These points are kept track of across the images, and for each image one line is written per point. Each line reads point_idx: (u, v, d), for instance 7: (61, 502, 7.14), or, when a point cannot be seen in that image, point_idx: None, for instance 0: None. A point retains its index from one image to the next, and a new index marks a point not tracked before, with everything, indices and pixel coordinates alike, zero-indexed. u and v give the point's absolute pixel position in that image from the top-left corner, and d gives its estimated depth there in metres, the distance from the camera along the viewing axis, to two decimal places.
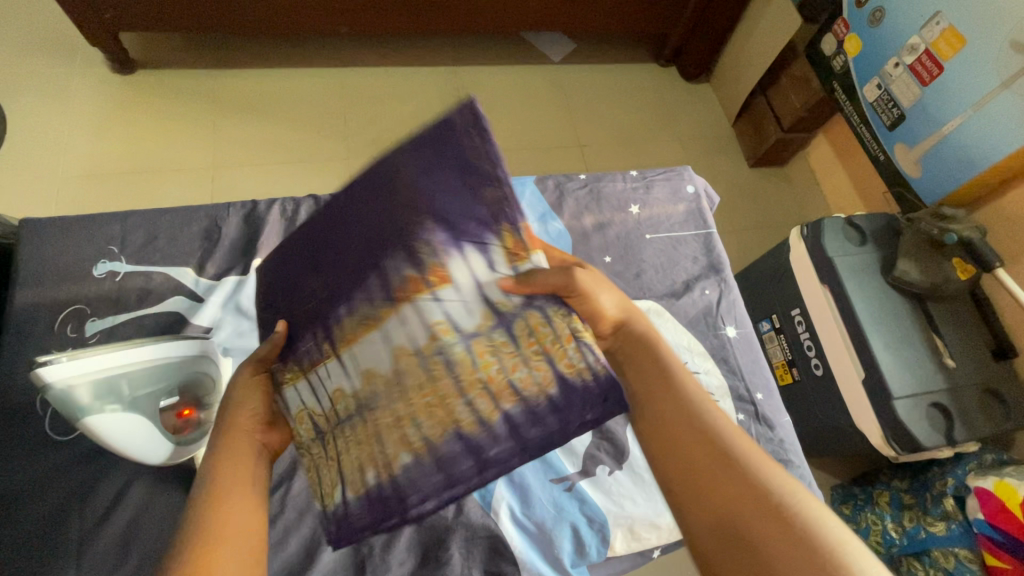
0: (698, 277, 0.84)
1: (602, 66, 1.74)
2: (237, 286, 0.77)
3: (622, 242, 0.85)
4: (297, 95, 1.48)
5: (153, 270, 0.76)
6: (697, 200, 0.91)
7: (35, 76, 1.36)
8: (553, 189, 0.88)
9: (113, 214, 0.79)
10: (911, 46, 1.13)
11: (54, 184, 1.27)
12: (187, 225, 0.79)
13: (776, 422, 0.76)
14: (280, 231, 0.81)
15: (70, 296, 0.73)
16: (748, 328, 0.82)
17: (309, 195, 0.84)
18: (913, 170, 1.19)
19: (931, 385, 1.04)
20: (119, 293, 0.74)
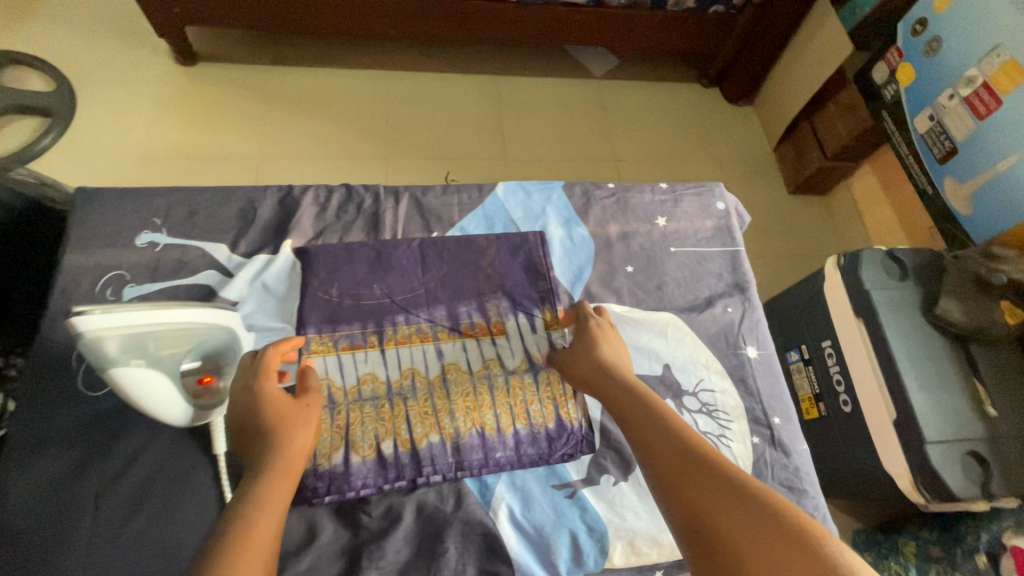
0: (720, 294, 0.83)
1: (644, 83, 1.74)
2: (263, 263, 0.79)
3: (645, 253, 0.84)
4: (345, 94, 1.54)
5: (191, 244, 0.79)
6: (727, 217, 0.89)
7: (105, 63, 1.46)
8: (581, 196, 0.88)
9: (163, 189, 0.82)
10: (968, 78, 1.09)
11: (111, 164, 1.35)
12: (226, 203, 0.82)
13: (793, 448, 0.74)
14: (316, 216, 0.84)
15: (117, 261, 0.76)
16: (770, 350, 0.80)
17: (343, 184, 0.87)
18: (963, 206, 1.15)
19: (968, 432, 0.99)
20: (158, 262, 0.77)
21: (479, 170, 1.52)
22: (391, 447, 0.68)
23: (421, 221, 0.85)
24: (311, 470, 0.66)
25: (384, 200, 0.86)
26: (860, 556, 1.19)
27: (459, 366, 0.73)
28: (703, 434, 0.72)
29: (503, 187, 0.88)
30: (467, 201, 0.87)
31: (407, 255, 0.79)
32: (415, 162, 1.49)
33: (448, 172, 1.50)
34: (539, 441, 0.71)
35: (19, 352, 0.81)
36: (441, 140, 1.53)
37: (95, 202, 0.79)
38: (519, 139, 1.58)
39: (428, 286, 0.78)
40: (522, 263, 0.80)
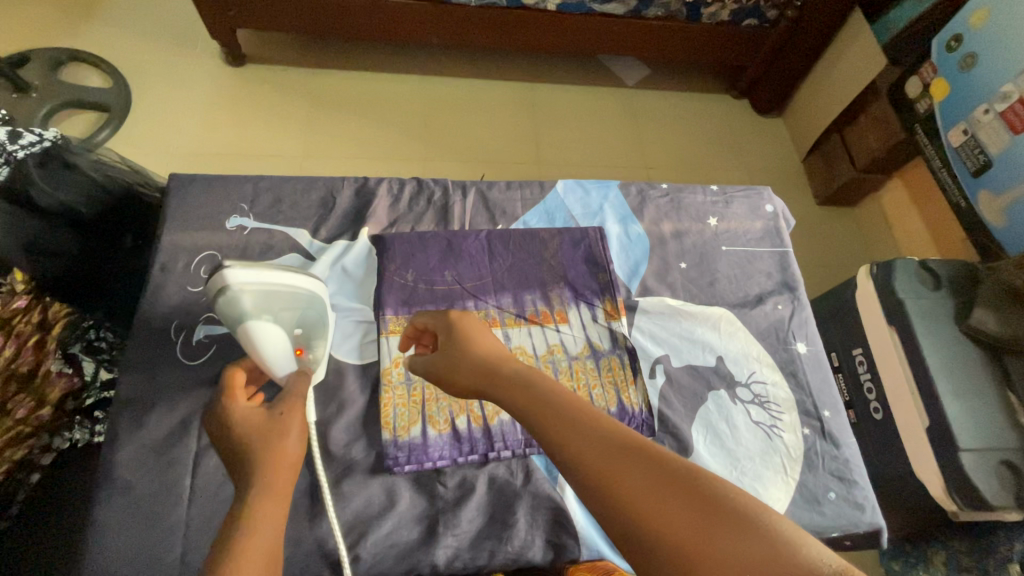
0: (771, 292, 0.85)
1: (676, 93, 1.77)
2: (342, 249, 0.82)
3: (698, 251, 0.87)
4: (387, 97, 1.59)
5: (275, 229, 0.83)
6: (776, 219, 0.92)
7: (160, 63, 1.52)
8: (636, 195, 0.91)
9: (249, 177, 0.86)
10: (1004, 94, 1.11)
11: (164, 157, 1.41)
12: (308, 191, 0.86)
13: (842, 440, 0.75)
14: (390, 206, 0.87)
15: (209, 242, 0.80)
16: (818, 347, 0.82)
17: (413, 177, 0.90)
18: (996, 218, 1.16)
19: (1001, 440, 0.99)
20: (247, 244, 0.81)
21: (514, 174, 1.56)
22: (465, 423, 0.72)
23: (486, 215, 0.88)
24: (390, 441, 0.70)
25: (453, 193, 0.89)
26: (890, 565, 1.21)
27: (525, 350, 0.75)
28: (756, 423, 0.74)
29: (563, 184, 0.91)
30: (529, 197, 0.90)
31: (476, 245, 0.83)
32: (451, 164, 1.53)
33: (484, 175, 1.54)
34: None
35: (94, 328, 0.88)
36: (475, 144, 1.57)
37: (186, 188, 0.83)
38: (553, 145, 1.62)
39: (495, 274, 0.81)
40: (583, 256, 0.83)
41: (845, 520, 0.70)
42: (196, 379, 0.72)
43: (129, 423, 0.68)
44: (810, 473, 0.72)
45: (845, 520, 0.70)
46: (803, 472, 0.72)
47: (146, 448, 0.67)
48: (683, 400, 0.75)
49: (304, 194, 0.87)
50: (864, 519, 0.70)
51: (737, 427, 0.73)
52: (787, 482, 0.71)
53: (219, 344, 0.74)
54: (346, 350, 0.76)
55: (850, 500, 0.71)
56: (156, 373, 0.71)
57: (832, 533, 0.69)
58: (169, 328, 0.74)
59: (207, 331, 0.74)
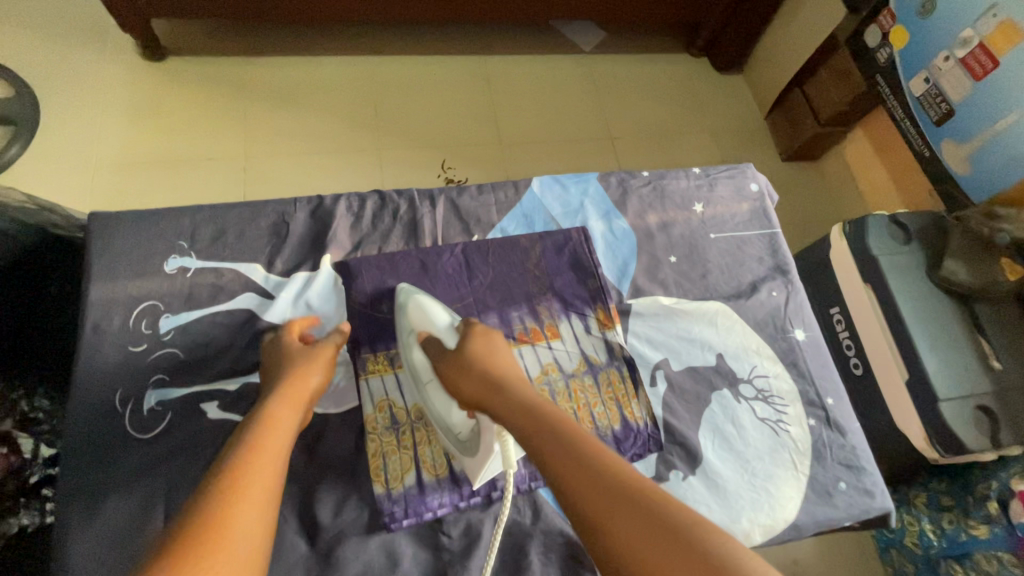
0: (764, 279, 0.84)
1: (634, 55, 1.71)
2: (304, 283, 0.76)
3: (687, 241, 0.84)
4: (329, 83, 1.47)
5: (223, 266, 0.75)
6: (761, 198, 0.90)
7: (65, 63, 1.35)
8: (617, 186, 0.86)
9: (186, 208, 0.77)
10: (963, 39, 1.10)
11: (86, 172, 1.27)
12: (256, 220, 0.78)
13: (848, 426, 0.76)
14: (352, 226, 0.80)
15: (146, 291, 0.72)
16: (816, 332, 0.82)
17: (375, 191, 0.83)
18: (960, 166, 1.17)
19: (975, 386, 1.03)
20: (190, 288, 0.73)
21: (475, 157, 1.48)
22: (463, 462, 0.69)
23: (460, 225, 0.83)
24: (385, 494, 0.66)
25: (420, 204, 0.83)
26: None
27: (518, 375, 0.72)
28: (762, 421, 0.74)
29: (539, 182, 0.86)
30: (504, 199, 0.85)
31: (453, 262, 0.77)
32: (409, 152, 1.44)
33: (445, 160, 1.46)
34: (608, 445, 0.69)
35: (28, 398, 0.73)
36: (432, 127, 1.48)
37: (112, 229, 0.73)
38: (512, 121, 1.54)
39: (477, 293, 0.76)
40: (569, 263, 0.79)
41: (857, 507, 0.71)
42: (154, 453, 0.65)
43: (85, 508, 0.61)
44: (819, 465, 0.73)
45: (856, 508, 0.71)
46: (812, 465, 0.72)
47: (108, 533, 0.60)
48: (686, 405, 0.74)
49: (252, 222, 0.79)
50: (875, 504, 0.71)
51: (743, 426, 0.74)
52: (798, 477, 0.71)
53: (174, 411, 0.68)
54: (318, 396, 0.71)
55: (860, 487, 0.72)
56: (113, 443, 0.65)
57: (845, 522, 0.71)
58: (113, 399, 0.67)
59: (159, 397, 0.68)
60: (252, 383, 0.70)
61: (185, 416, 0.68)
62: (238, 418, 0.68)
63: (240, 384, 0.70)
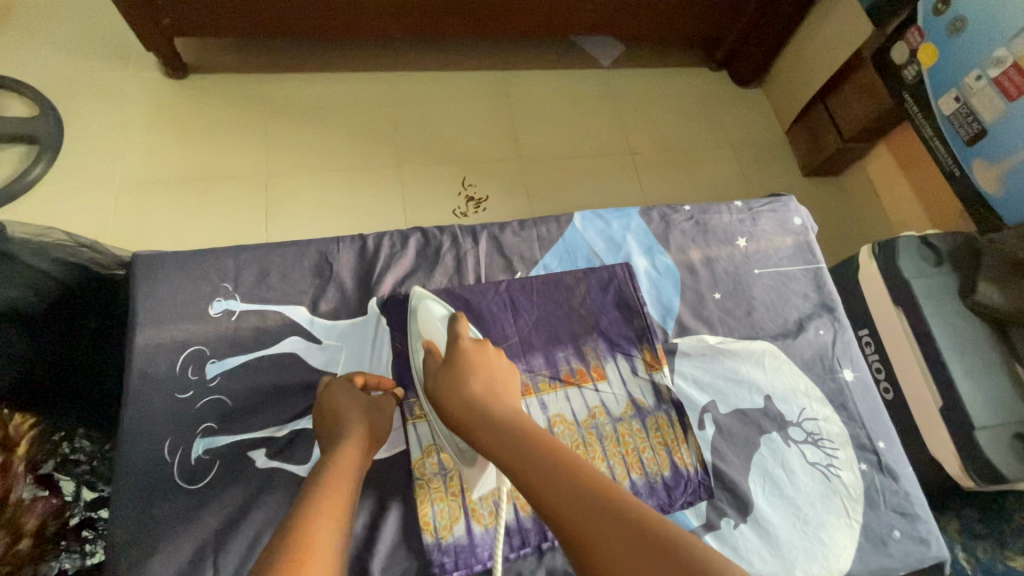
0: (810, 316, 0.85)
1: (652, 70, 1.70)
2: (351, 327, 0.77)
3: (730, 278, 0.85)
4: (349, 99, 1.46)
5: (269, 309, 0.76)
6: (804, 232, 0.91)
7: (88, 81, 1.36)
8: (659, 221, 0.87)
9: (229, 249, 0.77)
10: (996, 59, 1.08)
11: (108, 192, 1.27)
12: (300, 260, 0.79)
13: (900, 472, 0.76)
14: (395, 265, 0.81)
15: (193, 335, 0.72)
16: (864, 373, 0.82)
17: (417, 228, 0.84)
18: (993, 188, 1.15)
19: (1012, 414, 1.01)
20: (236, 334, 0.74)
21: (495, 174, 1.47)
22: (512, 511, 0.68)
23: (502, 261, 0.83)
24: (433, 544, 0.65)
25: (462, 240, 0.83)
26: None
27: (565, 418, 0.71)
28: (813, 465, 0.74)
29: (580, 218, 0.86)
30: (546, 234, 0.85)
31: (497, 301, 0.77)
32: (429, 169, 1.44)
33: (465, 176, 1.45)
34: (659, 492, 0.68)
35: (69, 440, 0.78)
36: (452, 143, 1.48)
37: (157, 271, 0.73)
38: (532, 136, 1.53)
39: (521, 332, 0.76)
40: (615, 303, 0.80)
41: (911, 556, 0.71)
42: (202, 505, 0.64)
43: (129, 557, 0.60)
44: (872, 513, 0.73)
45: (911, 557, 0.71)
46: (865, 513, 0.72)
47: None
48: (736, 450, 0.74)
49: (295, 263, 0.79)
50: (929, 553, 0.71)
51: (795, 472, 0.73)
52: (851, 525, 0.71)
53: (224, 459, 0.67)
54: None
55: (914, 535, 0.72)
56: (149, 487, 0.64)
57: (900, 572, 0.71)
58: (161, 451, 0.66)
59: (206, 446, 0.68)
60: (298, 429, 0.70)
61: (235, 464, 0.67)
62: (284, 464, 0.68)
63: (288, 431, 0.70)
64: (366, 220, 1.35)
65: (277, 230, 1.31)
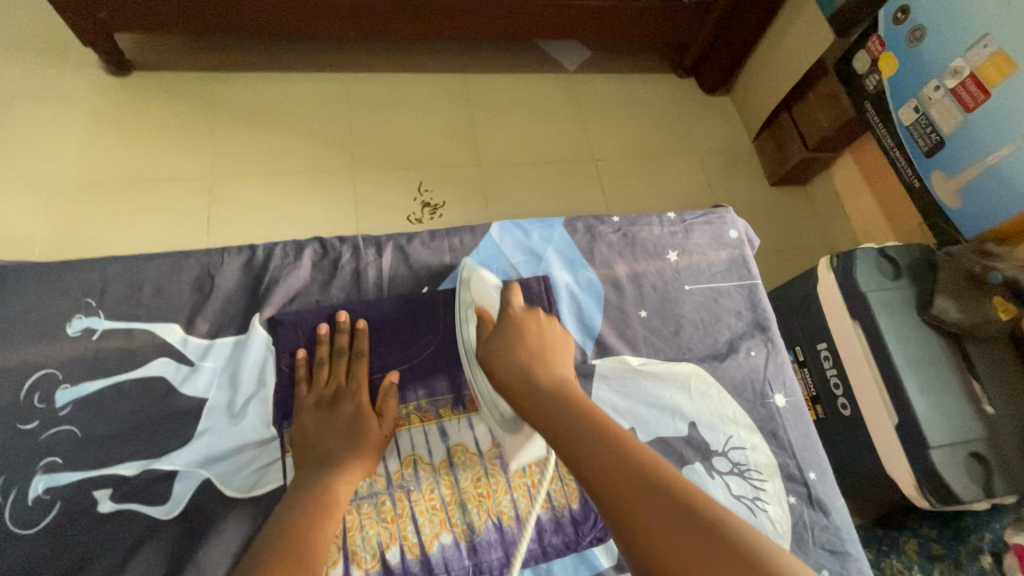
0: (742, 336, 0.82)
1: (619, 75, 1.67)
2: (228, 348, 0.73)
3: (658, 294, 0.82)
4: (302, 100, 1.41)
5: (136, 326, 0.72)
6: (740, 246, 0.88)
7: (23, 77, 1.29)
8: (584, 232, 0.85)
9: (93, 260, 0.74)
10: (954, 69, 1.07)
11: (37, 193, 1.20)
12: (176, 274, 0.75)
13: (830, 504, 0.73)
14: (287, 277, 0.77)
15: (43, 357, 0.68)
16: (798, 397, 0.79)
17: (315, 238, 0.81)
18: (951, 200, 1.13)
19: (968, 432, 0.98)
20: (95, 353, 0.70)
21: (454, 179, 1.43)
22: (398, 553, 0.64)
23: (407, 273, 0.80)
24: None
25: (364, 250, 0.81)
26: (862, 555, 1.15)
27: (466, 448, 0.71)
28: (738, 499, 0.71)
29: (498, 228, 0.84)
30: (459, 244, 0.83)
31: (400, 320, 0.75)
32: (385, 174, 1.39)
33: (421, 182, 1.40)
34: (565, 529, 0.69)
35: None
36: (410, 147, 1.43)
37: (13, 285, 0.70)
38: (493, 142, 1.49)
39: (425, 355, 0.74)
40: None
41: None
42: (28, 556, 0.60)
43: None
44: (800, 550, 0.70)
45: None
46: (791, 550, 0.69)
47: None
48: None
49: (172, 277, 0.75)
50: None
51: None
52: None
53: (63, 499, 0.63)
54: (236, 479, 0.66)
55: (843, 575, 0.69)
56: None
57: None
58: None
59: (46, 484, 0.64)
60: (150, 470, 0.65)
61: (75, 504, 0.63)
62: (132, 505, 0.64)
63: (139, 471, 0.65)
64: (315, 226, 1.30)
65: (219, 237, 1.25)
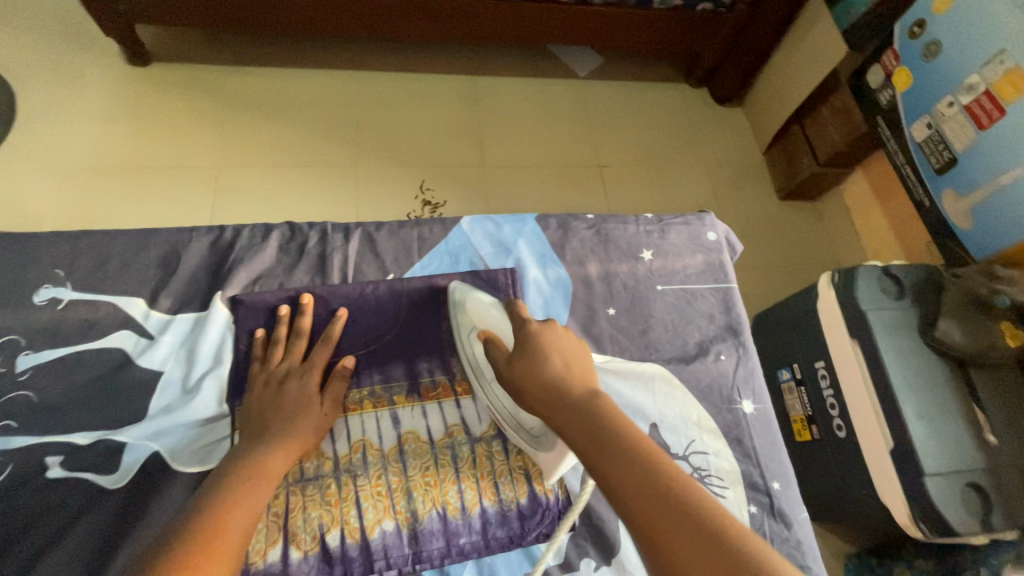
0: (713, 339, 0.80)
1: (630, 82, 1.66)
2: (185, 324, 0.74)
3: (628, 293, 0.81)
4: (313, 96, 1.44)
5: (100, 298, 0.74)
6: (719, 249, 0.87)
7: (48, 64, 1.34)
8: (557, 229, 0.85)
9: (67, 235, 0.76)
10: (969, 85, 1.03)
11: (52, 175, 1.25)
12: (143, 250, 0.77)
13: (791, 517, 0.71)
14: (262, 256, 0.79)
15: (12, 324, 0.71)
16: (766, 404, 0.77)
17: (286, 223, 0.82)
18: (963, 221, 1.09)
19: (968, 462, 0.94)
20: (57, 321, 0.72)
21: (456, 179, 1.43)
22: (338, 537, 0.64)
23: (376, 260, 0.81)
24: (241, 570, 0.60)
25: (333, 235, 0.82)
26: None
27: (418, 436, 0.70)
28: None
29: (469, 221, 0.85)
30: (431, 235, 0.83)
31: (364, 305, 0.76)
32: (389, 172, 1.40)
33: (424, 180, 1.41)
34: (509, 522, 0.68)
35: None
36: (415, 146, 1.44)
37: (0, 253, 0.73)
38: (499, 144, 1.50)
39: (385, 339, 0.75)
40: None
41: None
42: None
43: None
44: None
45: None
46: None
47: None
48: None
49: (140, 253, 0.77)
50: None
51: None
52: None
53: (15, 461, 0.65)
54: (183, 454, 0.67)
55: None
56: None
57: None
58: None
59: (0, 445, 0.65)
60: (103, 439, 0.67)
61: (26, 467, 0.64)
62: (81, 472, 0.65)
63: (93, 440, 0.67)
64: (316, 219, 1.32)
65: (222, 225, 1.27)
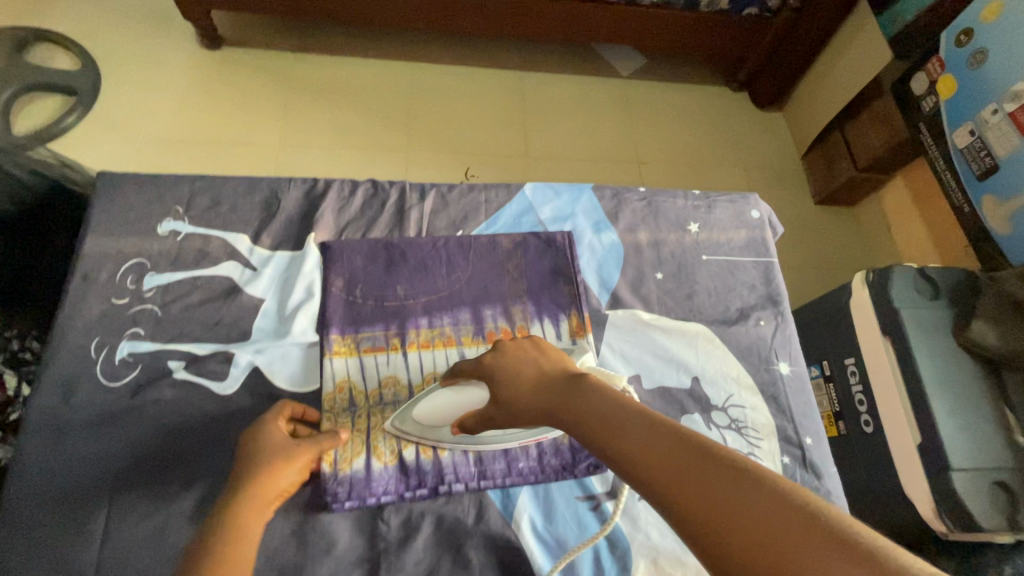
0: (754, 307, 0.84)
1: (671, 83, 1.70)
2: (285, 258, 0.82)
3: (676, 260, 0.86)
4: (367, 83, 1.52)
5: (213, 233, 0.82)
6: (761, 227, 0.90)
7: (130, 44, 1.45)
8: (611, 198, 0.90)
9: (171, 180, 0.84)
10: (1014, 93, 1.05)
11: (130, 144, 1.35)
12: (250, 193, 0.85)
13: (825, 468, 0.74)
14: (337, 210, 0.86)
15: (133, 250, 0.79)
16: (803, 368, 0.81)
17: (370, 180, 0.89)
18: (1001, 226, 1.11)
19: (996, 460, 0.96)
20: (178, 249, 0.80)
21: (499, 167, 1.49)
22: (413, 453, 0.71)
23: (444, 218, 0.87)
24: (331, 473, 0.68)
25: (409, 193, 0.88)
26: None
27: None
28: None
29: (530, 188, 0.90)
30: (494, 199, 0.89)
31: (433, 254, 0.82)
32: (436, 158, 1.47)
33: (468, 167, 1.47)
34: (563, 452, 0.73)
35: None
36: (461, 135, 1.51)
37: (105, 196, 0.81)
38: (541, 136, 1.55)
39: (452, 287, 0.80)
40: (548, 265, 0.82)
41: None
42: (118, 403, 0.71)
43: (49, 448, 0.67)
44: None
45: None
46: None
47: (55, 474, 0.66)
48: None
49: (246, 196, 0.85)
50: None
51: None
52: None
53: (144, 364, 0.73)
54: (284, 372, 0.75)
55: None
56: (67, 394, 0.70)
57: None
58: (88, 346, 0.73)
59: (130, 349, 0.74)
60: (217, 353, 0.75)
61: (151, 371, 0.73)
62: (200, 379, 0.73)
63: (211, 352, 0.75)
64: None
65: None
